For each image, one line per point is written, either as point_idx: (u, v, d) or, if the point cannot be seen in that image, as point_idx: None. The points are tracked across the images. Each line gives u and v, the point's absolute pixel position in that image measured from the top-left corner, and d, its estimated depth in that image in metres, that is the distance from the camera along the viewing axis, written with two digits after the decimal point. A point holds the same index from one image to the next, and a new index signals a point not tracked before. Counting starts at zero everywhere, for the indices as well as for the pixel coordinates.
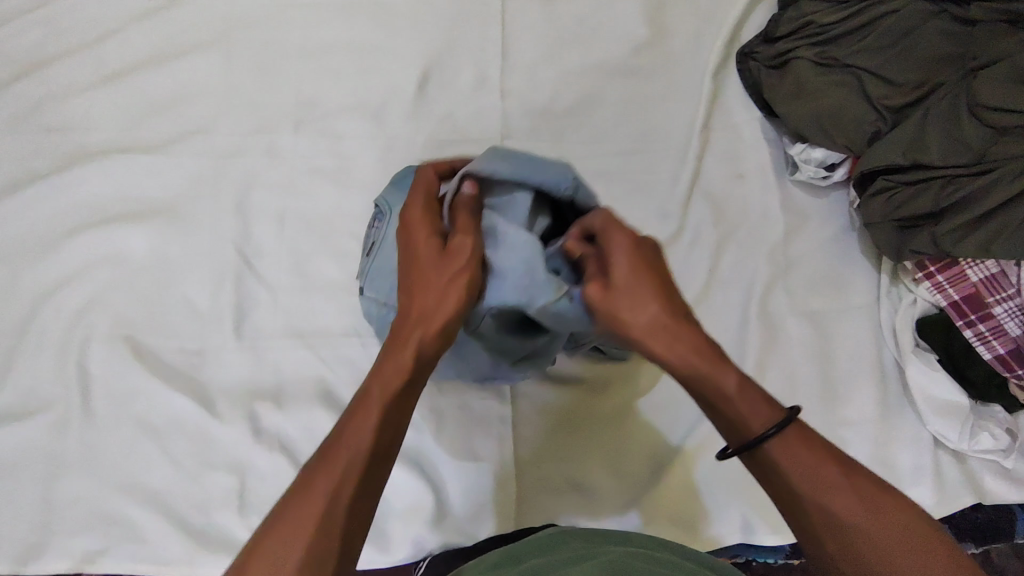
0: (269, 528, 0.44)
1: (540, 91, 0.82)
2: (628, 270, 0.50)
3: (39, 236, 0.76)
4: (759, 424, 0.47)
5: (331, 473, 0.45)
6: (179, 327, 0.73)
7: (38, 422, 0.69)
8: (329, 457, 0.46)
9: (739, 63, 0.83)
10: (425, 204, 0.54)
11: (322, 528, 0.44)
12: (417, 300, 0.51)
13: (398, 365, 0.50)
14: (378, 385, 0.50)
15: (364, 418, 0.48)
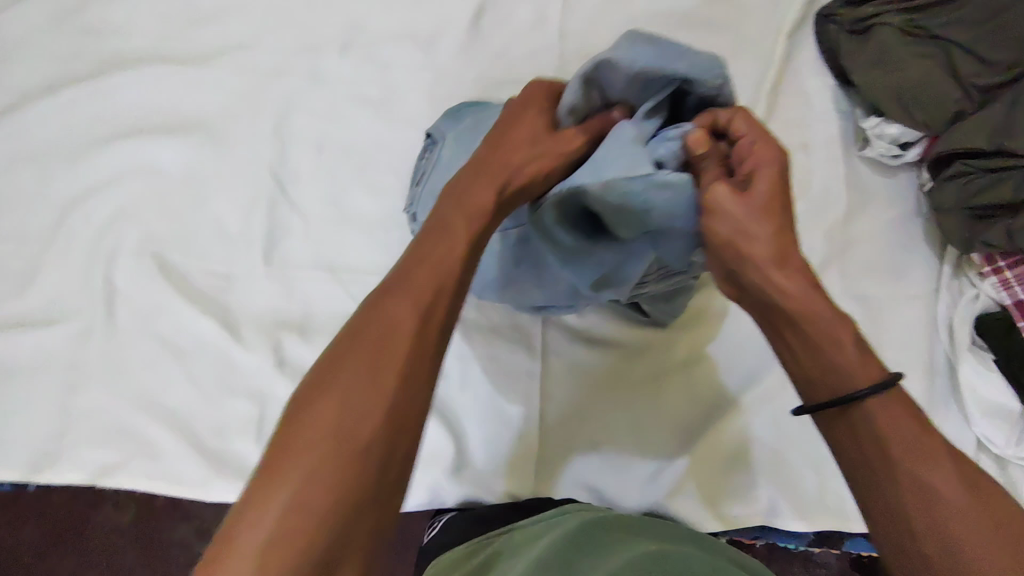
0: (348, 344, 0.37)
1: (602, 35, 0.77)
2: (755, 189, 0.42)
3: (72, 142, 0.73)
4: (861, 379, 0.40)
5: (414, 300, 0.39)
6: (208, 249, 0.71)
7: (62, 331, 0.68)
8: (405, 286, 0.40)
9: (817, 25, 0.77)
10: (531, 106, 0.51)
11: (414, 351, 0.37)
12: (507, 160, 0.47)
13: (479, 201, 0.45)
14: (456, 216, 0.44)
15: (442, 248, 0.42)
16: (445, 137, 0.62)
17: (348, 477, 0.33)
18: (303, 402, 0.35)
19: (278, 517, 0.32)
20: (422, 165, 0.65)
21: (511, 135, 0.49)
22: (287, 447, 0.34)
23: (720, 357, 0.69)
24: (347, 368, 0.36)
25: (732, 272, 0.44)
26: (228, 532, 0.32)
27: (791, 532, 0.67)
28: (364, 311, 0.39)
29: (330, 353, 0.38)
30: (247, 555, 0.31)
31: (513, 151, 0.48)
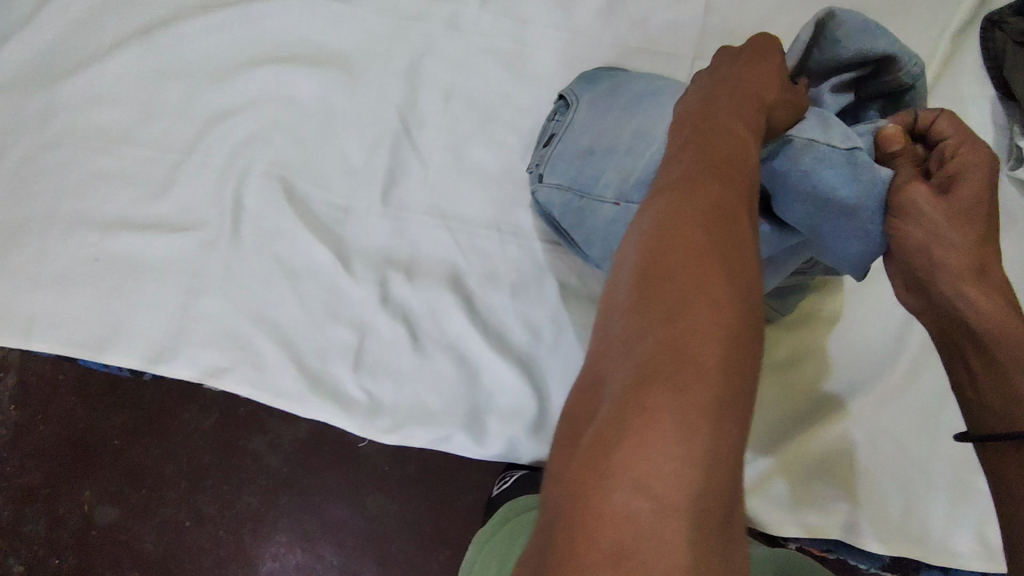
0: (685, 212, 0.33)
1: (749, 14, 0.74)
2: (963, 197, 0.46)
3: (220, 61, 0.77)
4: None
5: (732, 179, 0.35)
6: (331, 180, 0.74)
7: (191, 237, 0.73)
8: (717, 169, 0.35)
9: (983, 31, 0.72)
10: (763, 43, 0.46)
11: (751, 232, 0.34)
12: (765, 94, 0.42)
13: (747, 110, 0.40)
14: (725, 117, 0.39)
15: (733, 139, 0.37)
16: (580, 100, 0.64)
17: (751, 355, 0.30)
18: (664, 288, 0.31)
19: (704, 398, 0.27)
20: (551, 126, 0.66)
21: (757, 75, 0.43)
22: (673, 334, 0.29)
23: (821, 362, 0.67)
24: (705, 250, 0.31)
25: (919, 281, 0.49)
26: (644, 405, 0.27)
27: (866, 552, 0.65)
28: (671, 197, 0.34)
29: (661, 240, 0.32)
30: (699, 435, 0.27)
31: (768, 92, 0.42)
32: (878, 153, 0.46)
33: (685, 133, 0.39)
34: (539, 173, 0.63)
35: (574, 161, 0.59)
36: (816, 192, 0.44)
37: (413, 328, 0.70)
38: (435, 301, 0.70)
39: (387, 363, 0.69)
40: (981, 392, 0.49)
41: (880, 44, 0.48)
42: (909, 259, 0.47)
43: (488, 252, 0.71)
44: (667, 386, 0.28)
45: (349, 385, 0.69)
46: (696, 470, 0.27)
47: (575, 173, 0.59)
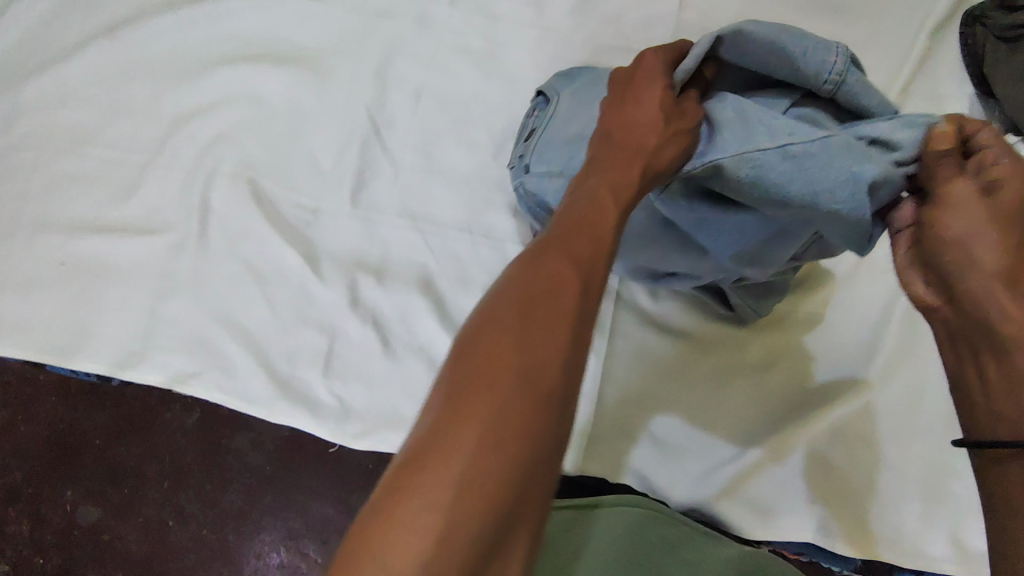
0: (509, 288, 0.32)
1: (723, 11, 0.73)
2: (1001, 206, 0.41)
3: (187, 60, 0.76)
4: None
5: (580, 253, 0.34)
6: (300, 181, 0.72)
7: (158, 240, 0.71)
8: (569, 240, 0.35)
9: (964, 26, 0.71)
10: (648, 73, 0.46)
11: (584, 306, 0.32)
12: (644, 140, 0.42)
13: (631, 170, 0.41)
14: (607, 180, 0.40)
15: (602, 207, 0.37)
16: (560, 93, 0.60)
17: (536, 443, 0.28)
18: (464, 347, 0.30)
19: (446, 482, 0.26)
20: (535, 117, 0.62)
21: (638, 112, 0.44)
22: (442, 411, 0.28)
23: (796, 364, 0.67)
24: (517, 317, 0.31)
25: (947, 283, 0.44)
26: (391, 487, 0.26)
27: (837, 555, 0.63)
28: (517, 262, 0.34)
29: (475, 315, 0.31)
30: (432, 524, 0.25)
31: (649, 130, 0.43)
32: (921, 154, 0.42)
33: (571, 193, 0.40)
34: (524, 165, 0.59)
35: (562, 149, 0.55)
36: (764, 194, 0.42)
37: (384, 332, 0.69)
38: (405, 304, 0.69)
39: (357, 367, 0.68)
40: (990, 398, 0.43)
41: (789, 45, 0.43)
42: (937, 255, 0.43)
43: (459, 254, 0.70)
44: (417, 468, 0.26)
45: (319, 390, 0.68)
46: (425, 563, 0.24)
47: (564, 160, 0.54)
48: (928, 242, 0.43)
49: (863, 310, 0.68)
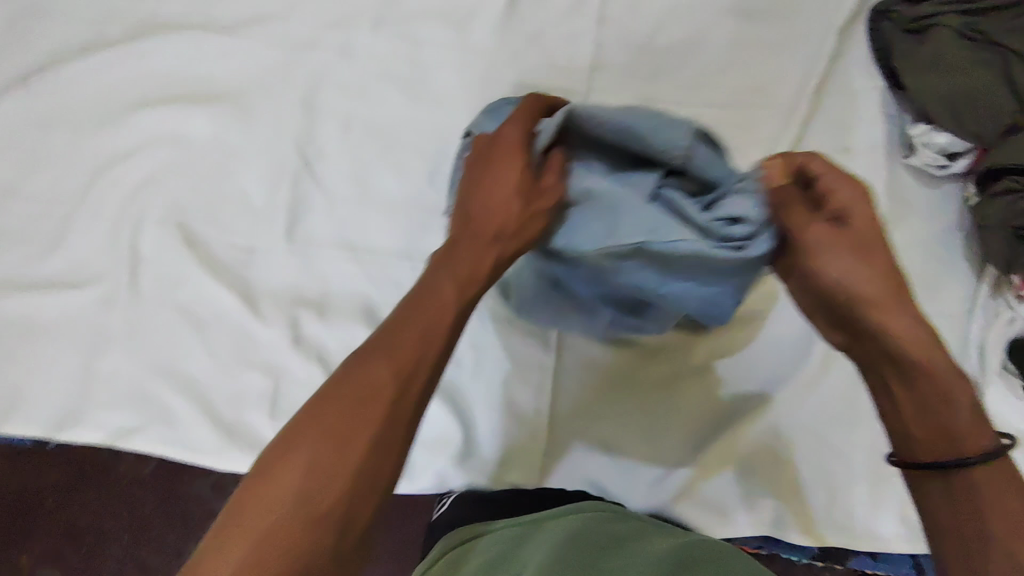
0: (344, 377, 0.42)
1: (642, 22, 0.74)
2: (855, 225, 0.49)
3: (104, 105, 0.73)
4: (954, 446, 0.45)
5: (399, 363, 0.43)
6: (232, 221, 0.71)
7: (87, 293, 0.69)
8: (393, 347, 0.44)
9: (871, 21, 0.73)
10: (512, 149, 0.51)
11: (396, 405, 0.42)
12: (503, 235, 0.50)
13: (471, 266, 0.49)
14: (446, 277, 0.49)
15: (428, 313, 0.46)
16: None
17: (309, 525, 0.37)
18: (294, 431, 0.40)
19: (243, 539, 0.36)
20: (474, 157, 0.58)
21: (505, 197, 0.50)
22: (263, 480, 0.38)
23: (741, 364, 0.67)
24: (333, 411, 0.41)
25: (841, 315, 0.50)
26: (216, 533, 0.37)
27: (795, 545, 0.67)
28: (351, 361, 0.43)
29: (317, 399, 0.42)
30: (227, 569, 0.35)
31: (508, 218, 0.49)
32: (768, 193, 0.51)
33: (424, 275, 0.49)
34: None
35: None
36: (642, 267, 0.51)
37: (329, 367, 0.68)
38: (350, 337, 0.68)
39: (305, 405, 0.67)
40: (906, 424, 0.47)
41: (640, 127, 0.50)
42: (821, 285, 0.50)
43: (400, 282, 0.70)
44: (236, 524, 0.37)
45: (268, 432, 0.67)
46: None
47: None
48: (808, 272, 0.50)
49: None
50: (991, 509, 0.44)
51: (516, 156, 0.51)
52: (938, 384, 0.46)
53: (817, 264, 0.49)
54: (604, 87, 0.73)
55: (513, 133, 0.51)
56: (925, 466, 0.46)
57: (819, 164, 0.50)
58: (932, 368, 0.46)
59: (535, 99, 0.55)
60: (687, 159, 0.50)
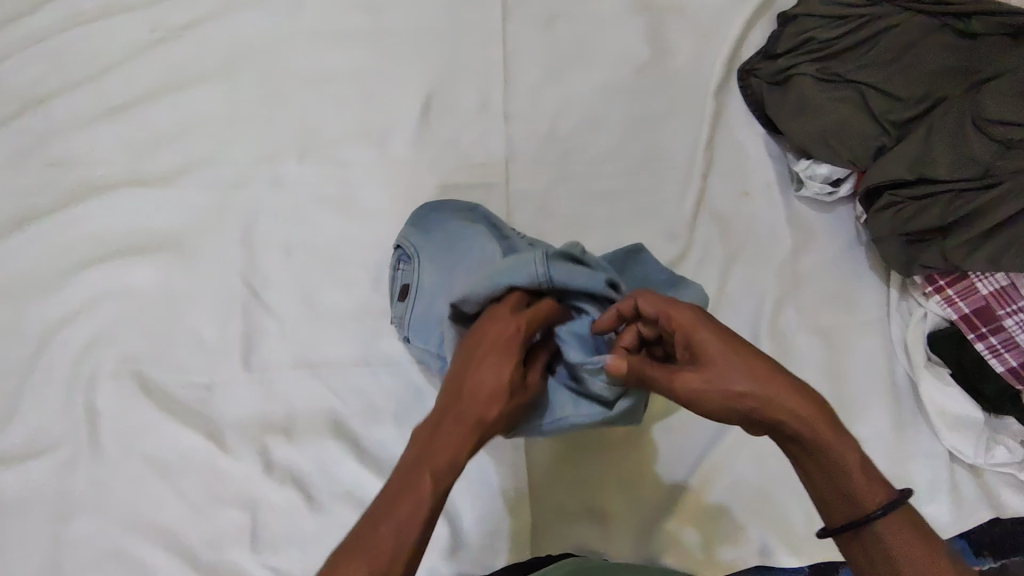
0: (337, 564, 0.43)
1: (544, 112, 0.82)
2: (719, 349, 0.51)
3: (44, 273, 0.74)
4: (866, 506, 0.48)
5: (379, 556, 0.43)
6: (187, 362, 0.72)
7: (47, 462, 0.68)
8: (375, 539, 0.44)
9: (740, 80, 0.84)
10: (500, 377, 0.52)
11: None
12: (485, 418, 0.51)
13: (451, 441, 0.49)
14: (424, 456, 0.48)
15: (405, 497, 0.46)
16: (425, 248, 0.68)
17: None
18: None
19: None
20: (410, 270, 0.68)
21: (496, 379, 0.51)
22: None
23: None
24: None
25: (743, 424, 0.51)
26: None
27: (787, 568, 0.68)
28: (349, 541, 0.45)
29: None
30: None
31: (490, 408, 0.51)
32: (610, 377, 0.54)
33: (406, 455, 0.50)
34: (405, 332, 0.67)
35: (434, 328, 0.64)
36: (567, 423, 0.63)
37: (306, 488, 0.68)
38: (322, 454, 0.69)
39: (288, 532, 0.67)
40: (819, 497, 0.51)
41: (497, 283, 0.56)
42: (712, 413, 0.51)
43: (363, 389, 0.72)
44: None
45: (253, 567, 0.66)
46: None
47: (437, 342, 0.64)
48: (697, 404, 0.52)
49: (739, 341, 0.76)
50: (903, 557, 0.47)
51: (512, 346, 0.53)
52: (836, 458, 0.49)
53: (703, 401, 0.51)
54: (521, 176, 0.80)
55: (513, 325, 0.53)
56: (843, 531, 0.49)
57: (649, 303, 0.53)
58: (820, 448, 0.49)
59: (535, 314, 0.54)
60: (547, 281, 0.56)
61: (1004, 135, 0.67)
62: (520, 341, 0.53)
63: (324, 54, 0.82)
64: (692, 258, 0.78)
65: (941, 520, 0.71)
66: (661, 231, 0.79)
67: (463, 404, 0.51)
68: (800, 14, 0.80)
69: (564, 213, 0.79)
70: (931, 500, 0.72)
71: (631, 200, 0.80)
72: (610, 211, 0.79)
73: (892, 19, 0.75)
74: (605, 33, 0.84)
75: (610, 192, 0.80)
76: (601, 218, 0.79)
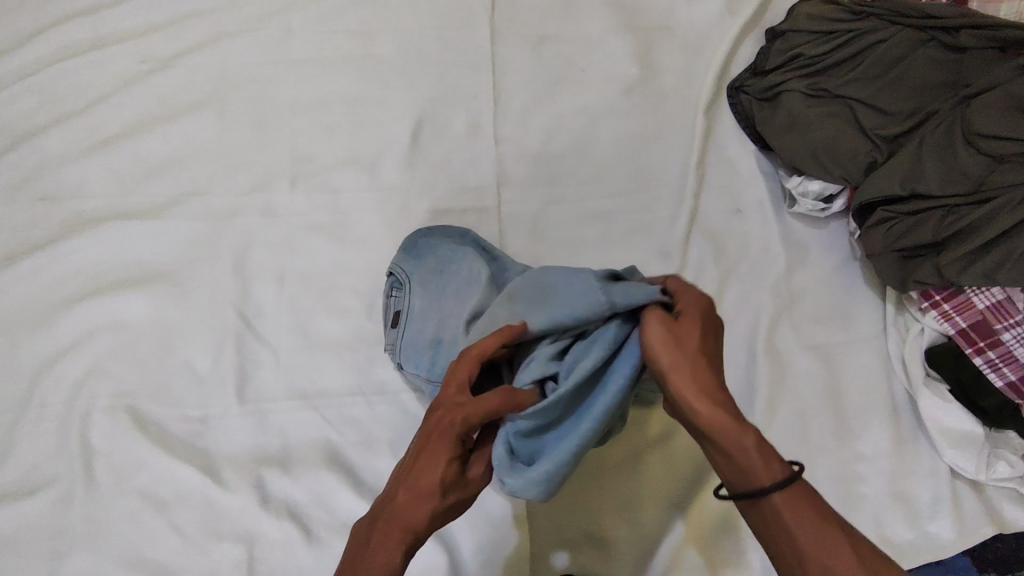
0: None
1: (534, 134, 0.82)
2: (693, 321, 0.51)
3: (37, 307, 0.74)
4: (770, 480, 0.47)
5: None
6: (182, 395, 0.72)
7: (41, 500, 0.67)
8: None
9: (730, 96, 0.84)
10: (438, 472, 0.51)
11: None
12: (419, 518, 0.50)
13: (385, 544, 0.50)
14: (359, 558, 0.50)
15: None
16: (417, 274, 0.68)
17: None
18: None
19: None
20: (403, 298, 0.68)
21: (431, 483, 0.51)
22: None
23: None
24: None
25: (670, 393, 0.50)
26: None
27: None
28: None
29: None
30: None
31: (425, 506, 0.50)
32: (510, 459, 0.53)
33: (350, 547, 0.52)
34: (396, 358, 0.66)
35: (426, 352, 0.64)
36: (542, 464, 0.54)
37: (303, 520, 0.68)
38: (318, 485, 0.69)
39: (285, 565, 0.66)
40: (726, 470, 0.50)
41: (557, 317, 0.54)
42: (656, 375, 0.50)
43: (358, 419, 0.71)
44: None
45: None
46: None
47: (431, 365, 0.64)
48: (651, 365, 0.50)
49: (735, 360, 0.75)
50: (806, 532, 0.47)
51: (451, 440, 0.51)
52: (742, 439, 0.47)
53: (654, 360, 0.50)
54: (513, 199, 0.80)
55: (458, 415, 0.51)
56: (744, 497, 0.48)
57: (675, 283, 0.55)
58: (728, 431, 0.47)
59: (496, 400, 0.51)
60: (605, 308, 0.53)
61: (995, 149, 0.66)
62: (457, 433, 0.51)
63: (313, 81, 0.82)
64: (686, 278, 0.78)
65: (943, 537, 0.71)
66: (654, 251, 0.79)
67: (397, 508, 0.51)
68: (789, 30, 0.81)
69: (556, 236, 0.79)
70: (932, 517, 0.71)
71: (624, 220, 0.80)
72: (603, 232, 0.79)
73: (880, 35, 0.75)
74: (593, 53, 0.84)
75: (602, 213, 0.80)
76: (594, 240, 0.79)
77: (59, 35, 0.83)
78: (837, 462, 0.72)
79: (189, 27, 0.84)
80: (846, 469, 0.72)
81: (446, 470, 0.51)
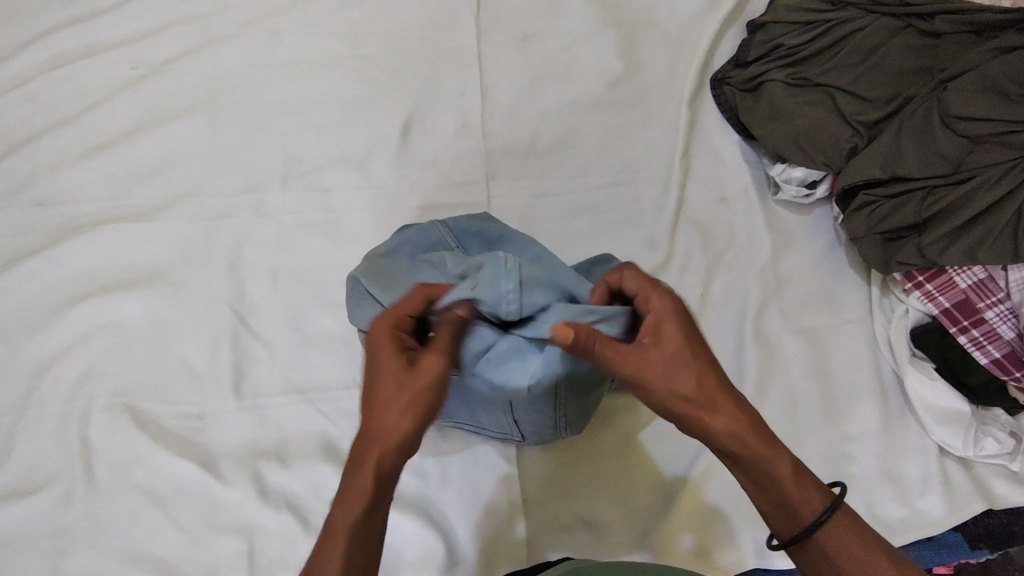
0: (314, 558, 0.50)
1: (521, 130, 0.83)
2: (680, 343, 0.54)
3: (35, 309, 0.75)
4: (802, 496, 0.53)
5: (342, 529, 0.50)
6: (180, 392, 0.73)
7: (42, 500, 0.68)
8: (332, 525, 0.50)
9: (714, 88, 0.85)
10: (391, 357, 0.53)
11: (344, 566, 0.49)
12: (391, 398, 0.52)
13: (377, 428, 0.52)
14: (359, 451, 0.52)
15: (339, 523, 0.50)
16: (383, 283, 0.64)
17: None
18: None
19: None
20: (366, 309, 0.64)
21: (381, 384, 0.53)
22: None
23: None
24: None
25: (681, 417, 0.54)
26: None
27: (782, 571, 0.70)
28: (317, 547, 0.50)
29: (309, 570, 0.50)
30: None
31: (394, 385, 0.52)
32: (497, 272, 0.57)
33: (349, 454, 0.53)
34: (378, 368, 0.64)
35: None
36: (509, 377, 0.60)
37: (300, 511, 0.69)
38: (315, 479, 0.70)
39: (284, 557, 0.67)
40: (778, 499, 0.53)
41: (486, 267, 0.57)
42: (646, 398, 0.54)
43: (354, 412, 0.73)
44: None
45: None
46: None
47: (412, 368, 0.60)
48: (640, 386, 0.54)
49: (723, 346, 0.76)
50: (797, 512, 0.53)
51: (388, 339, 0.54)
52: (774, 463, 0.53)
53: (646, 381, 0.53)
54: (502, 193, 0.81)
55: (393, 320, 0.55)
56: (790, 538, 0.53)
57: (632, 279, 0.58)
58: (763, 459, 0.53)
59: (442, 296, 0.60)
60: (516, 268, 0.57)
61: (972, 130, 0.68)
62: (395, 330, 0.55)
63: (303, 82, 0.84)
64: (674, 266, 0.79)
65: (934, 514, 0.72)
66: (642, 240, 0.80)
67: (373, 396, 0.53)
68: (768, 22, 0.82)
69: (547, 226, 0.80)
70: (923, 493, 0.72)
71: (611, 212, 0.81)
72: (592, 223, 0.80)
73: (857, 23, 0.76)
74: (578, 49, 0.86)
75: (591, 205, 0.81)
76: (583, 230, 0.80)
77: (53, 43, 0.84)
78: (828, 442, 0.73)
79: (179, 34, 0.85)
80: (836, 449, 0.73)
81: (388, 355, 0.53)
